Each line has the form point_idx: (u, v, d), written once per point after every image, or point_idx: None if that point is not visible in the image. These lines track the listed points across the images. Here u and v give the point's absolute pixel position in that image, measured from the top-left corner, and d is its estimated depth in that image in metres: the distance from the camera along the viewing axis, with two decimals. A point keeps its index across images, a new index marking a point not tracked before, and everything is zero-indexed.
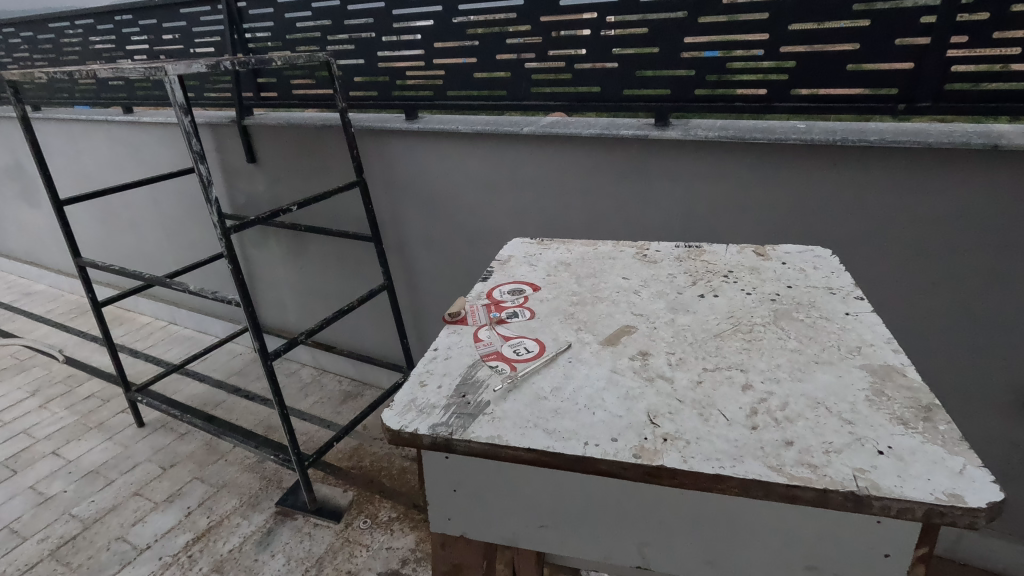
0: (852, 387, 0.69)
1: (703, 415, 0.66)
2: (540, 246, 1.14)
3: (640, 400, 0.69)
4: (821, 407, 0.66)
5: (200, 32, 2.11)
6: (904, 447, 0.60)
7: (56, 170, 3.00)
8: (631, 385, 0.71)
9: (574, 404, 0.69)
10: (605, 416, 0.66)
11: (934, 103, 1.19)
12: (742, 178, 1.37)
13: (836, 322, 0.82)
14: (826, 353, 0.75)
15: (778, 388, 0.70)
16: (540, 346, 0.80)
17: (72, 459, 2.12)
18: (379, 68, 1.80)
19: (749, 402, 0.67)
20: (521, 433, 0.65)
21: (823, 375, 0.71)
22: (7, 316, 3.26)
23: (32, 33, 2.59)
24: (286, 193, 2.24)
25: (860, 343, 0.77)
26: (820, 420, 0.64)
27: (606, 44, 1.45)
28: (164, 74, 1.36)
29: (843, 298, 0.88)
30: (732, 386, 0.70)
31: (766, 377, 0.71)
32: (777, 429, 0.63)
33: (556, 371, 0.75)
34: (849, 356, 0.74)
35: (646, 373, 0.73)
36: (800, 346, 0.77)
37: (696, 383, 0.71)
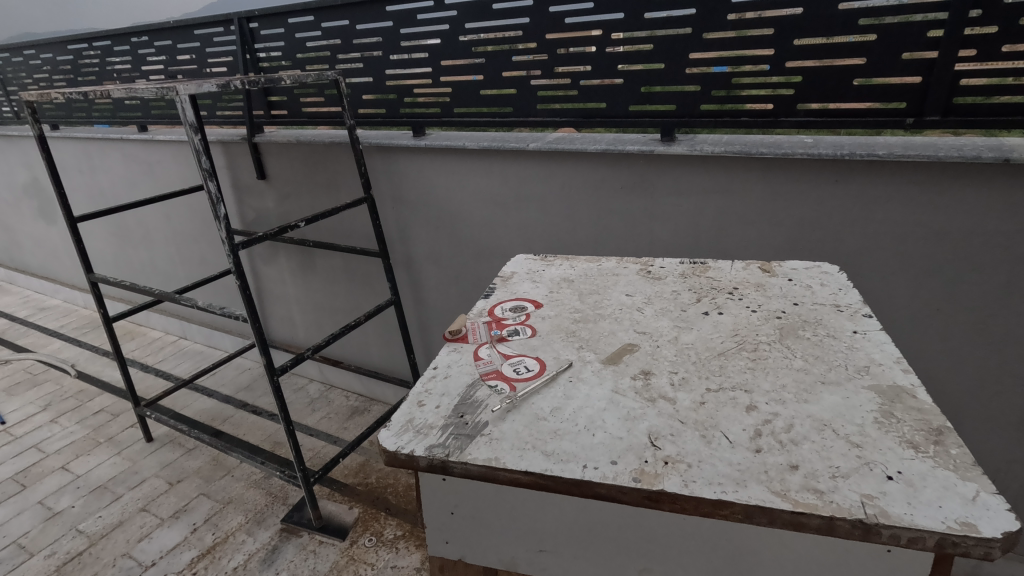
0: (859, 409, 0.67)
1: (705, 437, 0.64)
2: (542, 262, 1.14)
3: (641, 421, 0.67)
4: (828, 429, 0.64)
5: (214, 52, 2.16)
6: (914, 472, 0.58)
7: (72, 187, 3.05)
8: (633, 405, 0.70)
9: (574, 425, 0.68)
10: (605, 438, 0.65)
11: (943, 116, 1.17)
12: (749, 193, 1.36)
13: (843, 340, 0.81)
14: (833, 373, 0.74)
15: (783, 409, 0.68)
16: (541, 365, 0.79)
17: (81, 473, 2.13)
18: (387, 85, 1.82)
19: (753, 424, 0.66)
20: (519, 455, 0.64)
21: (829, 396, 0.69)
22: (21, 330, 3.31)
23: (51, 54, 2.65)
24: (295, 209, 2.26)
25: (868, 362, 0.75)
26: (826, 442, 0.63)
27: (612, 60, 1.46)
28: (175, 93, 1.38)
29: (851, 315, 0.87)
30: (736, 407, 0.69)
31: (771, 399, 0.70)
32: (782, 452, 0.62)
33: (557, 391, 0.74)
34: (857, 376, 0.73)
35: (648, 394, 0.72)
36: (806, 365, 0.76)
37: (698, 404, 0.70)
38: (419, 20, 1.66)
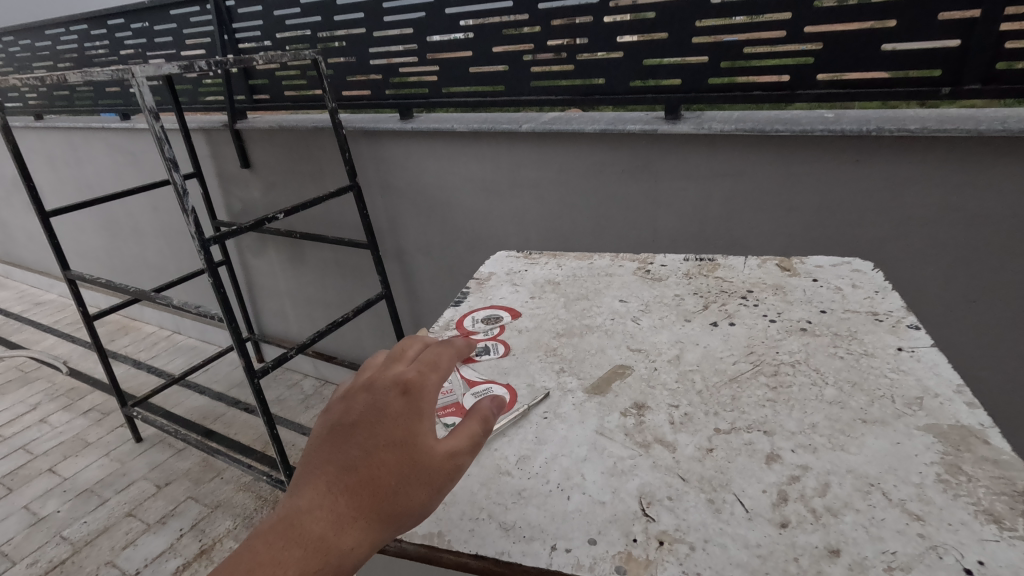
0: (916, 460, 0.56)
1: (714, 504, 0.54)
2: (526, 261, 1.05)
3: (629, 477, 0.58)
4: (876, 491, 0.54)
5: (191, 34, 2.04)
6: (1001, 562, 0.46)
7: (59, 179, 2.97)
8: (621, 455, 0.60)
9: (545, 486, 0.58)
10: (582, 502, 0.55)
11: (984, 85, 1.04)
12: (763, 175, 1.24)
13: (885, 360, 0.70)
14: (878, 408, 0.63)
15: (816, 461, 0.58)
16: (510, 394, 0.71)
17: (68, 476, 2.07)
18: (371, 65, 1.70)
19: (775, 483, 0.56)
20: (470, 530, 0.54)
21: (874, 440, 0.59)
22: (15, 327, 3.26)
23: (29, 41, 2.55)
24: (281, 199, 2.16)
25: (921, 394, 0.64)
26: (875, 513, 0.52)
27: (610, 31, 1.32)
28: (131, 75, 1.26)
29: (892, 327, 0.76)
30: (754, 457, 0.59)
31: (797, 445, 0.60)
32: (816, 527, 0.51)
33: (528, 431, 0.65)
34: (910, 412, 0.62)
35: (642, 438, 0.62)
36: (842, 397, 0.65)
37: (705, 452, 0.60)
38: None
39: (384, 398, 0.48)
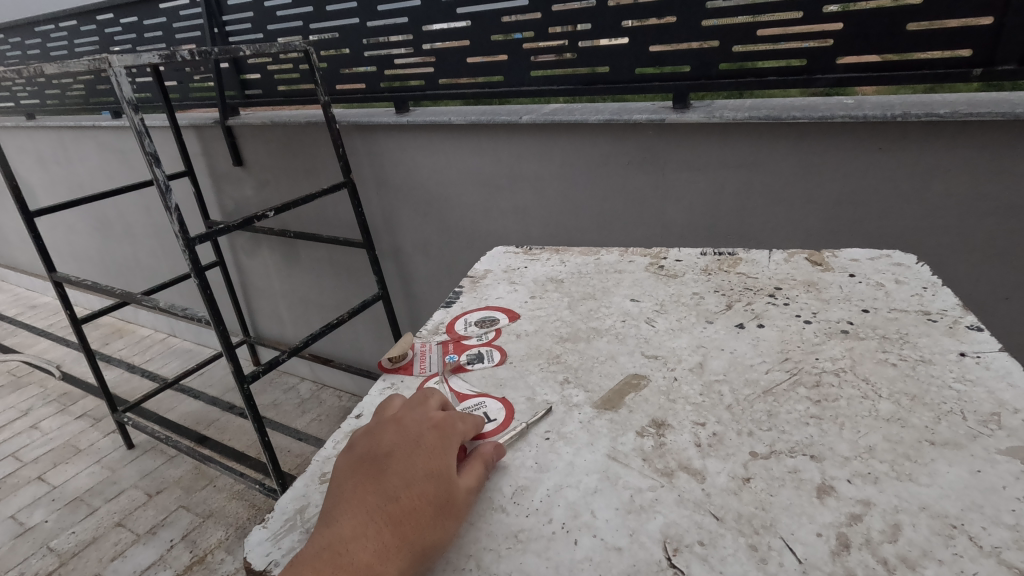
0: (1001, 494, 0.49)
1: (758, 552, 0.47)
2: (526, 257, 0.99)
3: (653, 515, 0.51)
4: (957, 534, 0.46)
5: (181, 28, 1.98)
6: None
7: (51, 180, 2.91)
8: (642, 487, 0.54)
9: (546, 527, 0.51)
10: (589, 550, 0.48)
11: (1019, 65, 0.96)
12: (780, 166, 1.16)
13: (947, 368, 0.64)
14: (946, 428, 0.56)
15: (879, 496, 0.50)
16: (505, 410, 0.64)
17: (57, 484, 2.01)
18: (365, 57, 1.64)
19: (834, 525, 0.48)
20: None
21: (948, 468, 0.52)
22: (9, 331, 3.21)
23: (18, 39, 2.49)
24: (275, 197, 2.09)
25: (998, 409, 0.57)
26: (963, 565, 0.44)
27: (614, 16, 1.25)
28: (109, 65, 1.20)
29: (950, 329, 0.69)
30: (803, 489, 0.52)
31: (859, 476, 0.52)
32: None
33: (527, 454, 0.59)
34: (983, 434, 0.55)
35: (664, 465, 0.56)
36: (899, 413, 0.59)
37: (740, 483, 0.53)
38: None
39: (414, 437, 0.53)
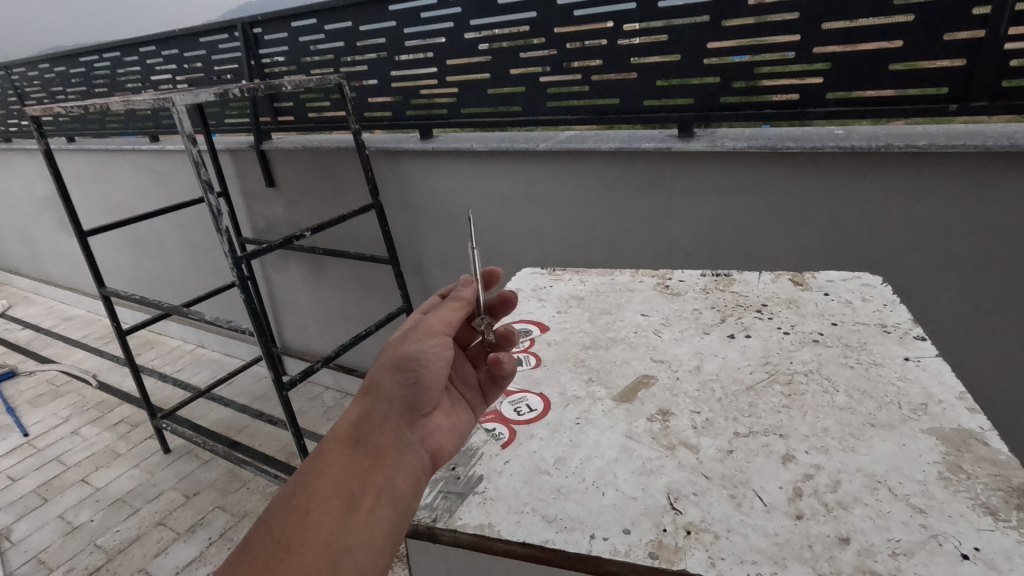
0: (920, 460, 0.60)
1: (735, 498, 0.58)
2: (550, 277, 1.10)
3: (660, 476, 0.62)
4: (885, 488, 0.58)
5: (220, 60, 2.13)
6: (995, 549, 0.50)
7: (89, 199, 3.07)
8: (650, 455, 0.65)
9: (581, 483, 0.62)
10: (617, 497, 0.60)
11: (991, 102, 1.07)
12: (776, 189, 1.27)
13: (893, 369, 0.74)
14: (884, 414, 0.67)
15: (828, 461, 0.61)
16: (544, 403, 0.76)
17: (100, 486, 2.13)
18: (392, 88, 1.77)
19: (793, 480, 0.60)
20: (515, 521, 0.59)
21: (881, 443, 0.63)
22: (46, 342, 3.36)
23: (64, 68, 2.66)
24: (305, 216, 2.23)
25: (926, 400, 0.68)
26: (884, 506, 0.56)
27: (624, 53, 1.38)
28: (172, 103, 1.34)
29: (901, 338, 0.80)
30: (770, 457, 0.63)
31: (811, 447, 0.64)
32: (829, 519, 0.55)
33: (562, 435, 0.70)
34: (914, 417, 0.66)
35: (668, 440, 0.67)
36: (851, 402, 0.69)
37: (726, 453, 0.64)
38: (422, 19, 1.60)
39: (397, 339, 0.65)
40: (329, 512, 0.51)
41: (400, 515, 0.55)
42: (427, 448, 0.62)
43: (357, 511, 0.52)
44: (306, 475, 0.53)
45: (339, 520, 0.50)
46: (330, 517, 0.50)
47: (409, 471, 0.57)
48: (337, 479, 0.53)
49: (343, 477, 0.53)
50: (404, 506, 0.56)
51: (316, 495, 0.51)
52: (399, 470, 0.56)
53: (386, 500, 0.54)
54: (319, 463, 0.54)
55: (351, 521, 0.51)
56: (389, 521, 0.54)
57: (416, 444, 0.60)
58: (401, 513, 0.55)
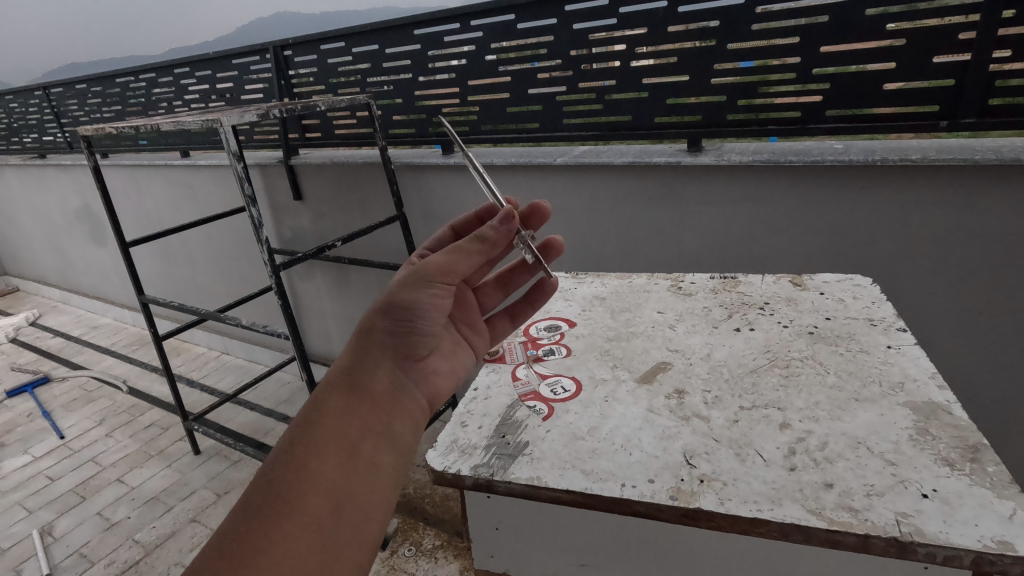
0: (894, 426, 0.69)
1: (740, 455, 0.67)
2: (574, 279, 1.19)
3: (675, 439, 0.71)
4: (862, 447, 0.67)
5: (251, 80, 2.24)
6: (949, 490, 0.60)
7: (120, 212, 3.21)
8: (668, 424, 0.74)
9: (612, 445, 0.72)
10: (641, 456, 0.69)
11: (979, 118, 1.15)
12: (780, 200, 1.36)
13: (877, 355, 0.83)
14: (866, 390, 0.76)
15: (817, 427, 0.71)
16: (577, 385, 0.85)
17: (135, 485, 2.24)
18: (416, 105, 1.88)
19: (787, 442, 0.69)
20: (559, 474, 0.68)
21: (864, 413, 0.72)
22: (76, 350, 3.49)
23: (100, 88, 2.79)
24: (330, 227, 2.34)
25: (903, 379, 0.77)
26: (860, 460, 0.65)
27: (636, 74, 1.47)
28: (219, 124, 1.46)
29: (885, 330, 0.89)
30: (770, 425, 0.72)
31: (804, 416, 0.73)
32: (817, 470, 0.64)
33: (593, 410, 0.79)
34: (892, 393, 0.75)
35: (682, 413, 0.76)
36: (839, 382, 0.78)
37: (732, 422, 0.73)
38: (446, 41, 1.71)
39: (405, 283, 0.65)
40: (331, 461, 0.52)
41: (400, 458, 0.57)
42: (426, 394, 0.65)
43: (358, 458, 0.53)
44: (304, 426, 0.53)
45: (340, 468, 0.52)
46: (332, 466, 0.52)
47: (405, 417, 0.60)
48: (335, 428, 0.53)
49: (342, 423, 0.54)
50: (403, 450, 0.58)
51: (316, 444, 0.52)
52: (396, 416, 0.59)
53: (386, 444, 0.56)
54: (316, 413, 0.54)
55: (352, 468, 0.53)
56: (390, 465, 0.56)
57: (409, 389, 0.63)
58: (401, 456, 0.57)
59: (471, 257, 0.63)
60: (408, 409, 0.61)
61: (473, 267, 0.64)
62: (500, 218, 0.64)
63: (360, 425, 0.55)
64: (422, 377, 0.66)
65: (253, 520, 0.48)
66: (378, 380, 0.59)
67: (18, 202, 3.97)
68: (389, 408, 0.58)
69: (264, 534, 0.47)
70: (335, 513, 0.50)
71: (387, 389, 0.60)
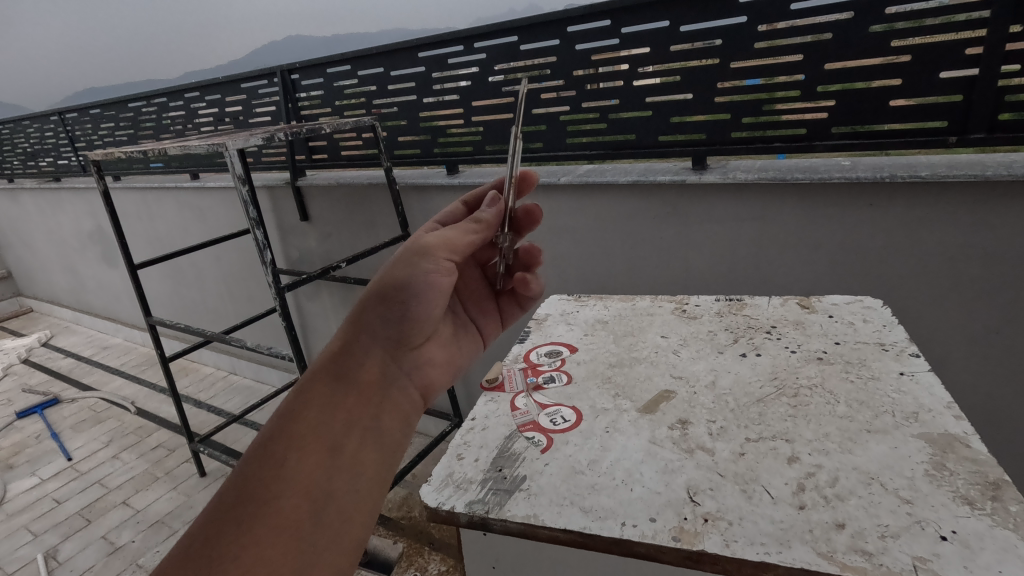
0: (909, 460, 0.67)
1: (746, 492, 0.65)
2: (576, 303, 1.18)
3: (679, 474, 0.69)
4: (875, 483, 0.64)
5: (259, 103, 2.27)
6: (969, 531, 0.57)
7: (132, 233, 3.24)
8: (671, 457, 0.72)
9: (613, 480, 0.70)
10: (643, 492, 0.67)
11: (989, 133, 1.13)
12: (786, 219, 1.34)
13: (889, 382, 0.81)
14: (879, 421, 0.73)
15: (827, 461, 0.68)
16: (577, 415, 0.83)
17: (140, 508, 2.22)
18: (422, 127, 1.89)
19: (795, 477, 0.66)
20: (557, 512, 0.66)
21: (876, 446, 0.69)
22: (86, 370, 3.51)
23: (113, 112, 2.84)
24: (336, 248, 2.35)
25: (917, 408, 0.75)
26: (874, 498, 0.62)
27: (639, 93, 1.47)
28: (225, 148, 1.48)
29: (897, 355, 0.86)
30: (777, 458, 0.69)
31: (813, 449, 0.70)
32: (827, 508, 0.62)
33: (594, 442, 0.77)
34: (905, 424, 0.72)
35: (686, 445, 0.73)
36: (850, 412, 0.76)
37: (738, 455, 0.71)
38: (450, 63, 1.72)
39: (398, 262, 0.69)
40: (311, 458, 0.53)
41: (387, 453, 0.58)
42: (418, 384, 0.66)
43: (340, 454, 0.54)
44: (283, 421, 0.54)
45: (319, 464, 0.53)
46: (311, 464, 0.52)
47: (393, 409, 0.60)
48: (317, 422, 0.54)
49: (323, 415, 0.55)
50: (390, 444, 0.59)
51: (295, 440, 0.53)
52: (385, 407, 0.60)
53: (372, 438, 0.57)
54: (298, 405, 0.55)
55: (333, 465, 0.53)
56: (375, 461, 0.56)
57: (401, 378, 0.64)
58: (387, 452, 0.58)
59: (468, 235, 0.71)
60: (398, 400, 0.62)
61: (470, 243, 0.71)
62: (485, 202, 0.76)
63: (345, 419, 0.56)
64: (416, 366, 0.67)
65: (225, 526, 0.48)
66: (366, 369, 0.61)
67: (33, 225, 4.04)
68: (377, 400, 0.60)
69: (231, 538, 0.48)
70: (313, 514, 0.51)
71: (377, 378, 0.61)
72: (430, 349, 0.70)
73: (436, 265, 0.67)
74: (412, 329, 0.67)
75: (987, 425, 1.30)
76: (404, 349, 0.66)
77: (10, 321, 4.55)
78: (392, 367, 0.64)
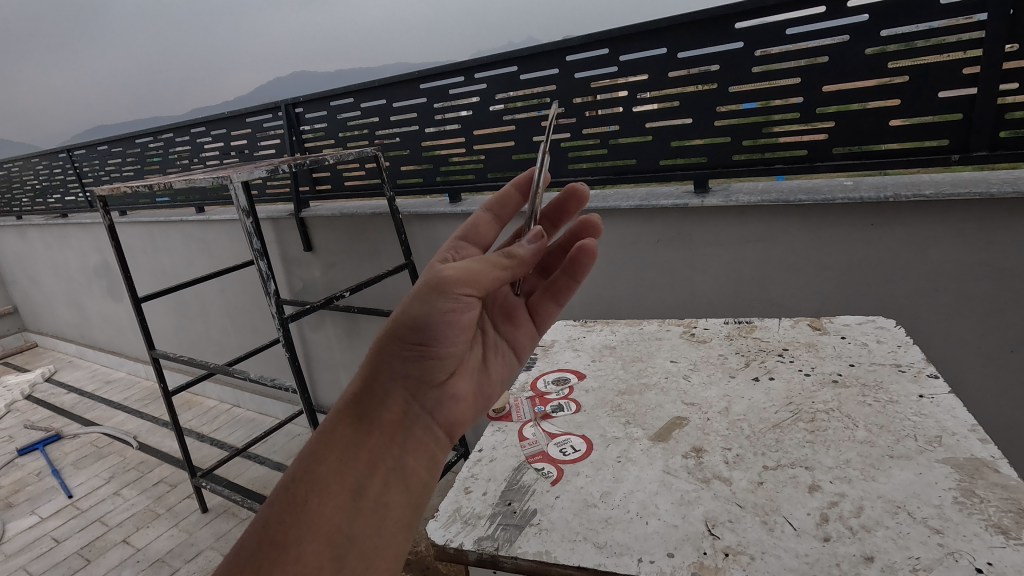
0: (936, 487, 0.64)
1: (768, 524, 0.63)
2: (583, 328, 1.17)
3: (696, 506, 0.67)
4: (902, 512, 0.62)
5: (264, 137, 2.30)
6: (1006, 563, 0.54)
7: (137, 267, 3.26)
8: (687, 488, 0.69)
9: (627, 513, 0.67)
10: (660, 526, 0.65)
11: (992, 151, 1.13)
12: (793, 239, 1.33)
13: (909, 405, 0.78)
14: (901, 446, 0.71)
15: (850, 489, 0.66)
16: (587, 444, 0.81)
17: (140, 546, 2.18)
18: (424, 156, 1.91)
19: (818, 507, 0.64)
20: (571, 547, 0.64)
21: (900, 472, 0.67)
22: (89, 405, 3.49)
23: (121, 149, 2.88)
24: (340, 277, 2.35)
25: (940, 432, 0.72)
26: (902, 528, 0.60)
27: (640, 119, 1.48)
28: (229, 180, 1.49)
29: (914, 376, 0.84)
30: (798, 487, 0.67)
31: (834, 477, 0.68)
32: (854, 540, 0.59)
33: (605, 473, 0.75)
34: (930, 449, 0.70)
35: (702, 474, 0.71)
36: (870, 437, 0.73)
37: (756, 485, 0.68)
38: (452, 94, 1.75)
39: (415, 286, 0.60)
40: (332, 502, 0.51)
41: (410, 496, 0.55)
42: (444, 424, 0.61)
43: (363, 498, 0.52)
44: (305, 462, 0.52)
45: (341, 510, 0.51)
46: (333, 509, 0.51)
47: (418, 449, 0.57)
48: (338, 465, 0.52)
49: (344, 458, 0.53)
50: (416, 487, 0.56)
51: (317, 484, 0.51)
52: (409, 449, 0.56)
53: (394, 481, 0.54)
54: (320, 449, 0.53)
55: (354, 511, 0.51)
56: (398, 505, 0.53)
57: (424, 417, 0.59)
58: (411, 494, 0.55)
59: (494, 269, 0.60)
60: (423, 441, 0.58)
61: (496, 278, 0.60)
62: (528, 237, 0.66)
63: (367, 460, 0.53)
64: (442, 404, 0.61)
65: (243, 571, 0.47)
66: (388, 411, 0.56)
67: (40, 260, 4.07)
68: (401, 440, 0.56)
69: None
70: (333, 562, 0.49)
71: (400, 418, 0.57)
72: (455, 383, 0.63)
73: (455, 302, 0.59)
74: (432, 366, 0.60)
75: (1010, 446, 1.26)
76: (428, 386, 0.60)
77: (14, 356, 4.55)
78: (415, 405, 0.59)
